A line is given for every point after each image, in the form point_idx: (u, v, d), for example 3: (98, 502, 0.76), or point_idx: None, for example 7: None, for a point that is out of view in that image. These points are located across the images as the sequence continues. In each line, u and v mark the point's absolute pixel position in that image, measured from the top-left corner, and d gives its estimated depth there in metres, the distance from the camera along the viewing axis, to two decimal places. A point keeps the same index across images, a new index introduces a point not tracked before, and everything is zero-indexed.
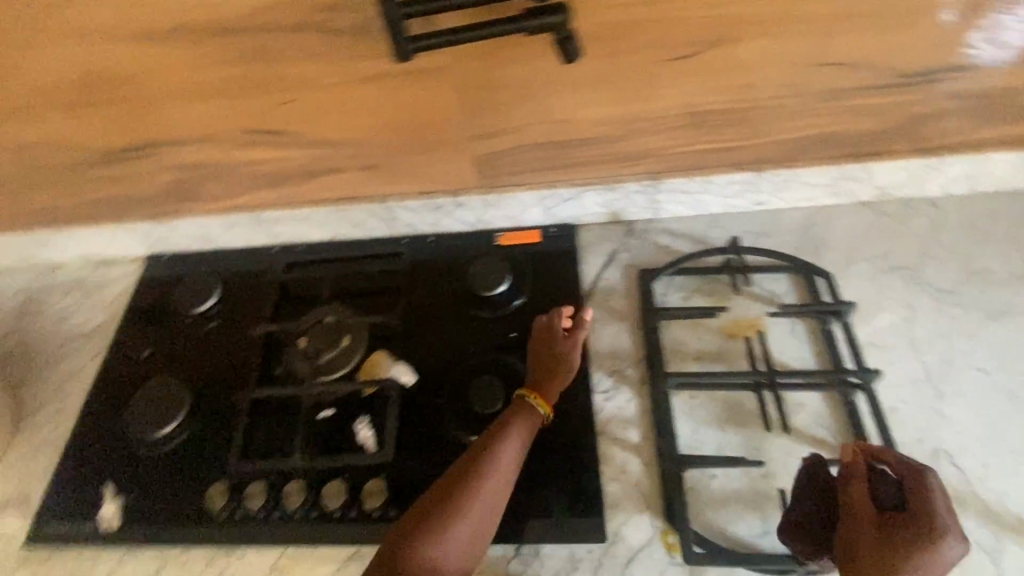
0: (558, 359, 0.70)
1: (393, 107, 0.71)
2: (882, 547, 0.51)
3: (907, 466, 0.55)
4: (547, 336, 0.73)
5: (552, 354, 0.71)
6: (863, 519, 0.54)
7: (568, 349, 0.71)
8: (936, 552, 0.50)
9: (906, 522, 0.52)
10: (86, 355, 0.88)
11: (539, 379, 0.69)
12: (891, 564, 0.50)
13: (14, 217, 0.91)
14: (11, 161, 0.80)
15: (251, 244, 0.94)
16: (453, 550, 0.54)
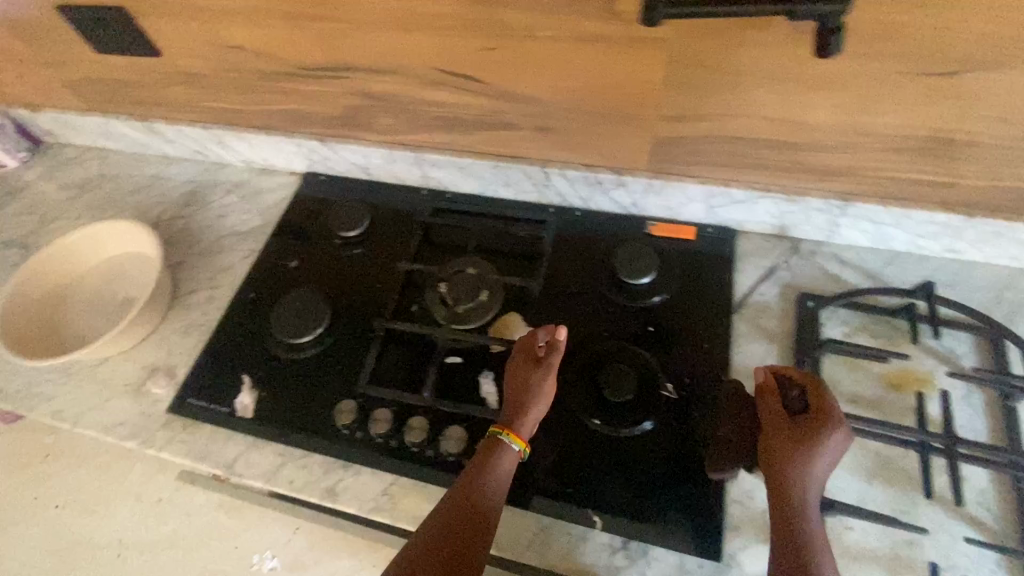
0: (531, 390, 0.68)
1: (594, 73, 0.68)
2: (796, 446, 0.59)
3: (809, 377, 0.63)
4: (521, 365, 0.70)
5: (524, 386, 0.68)
6: (778, 428, 0.61)
7: (540, 380, 0.68)
8: (835, 440, 0.59)
9: (809, 420, 0.60)
10: (238, 253, 0.94)
11: (512, 414, 0.67)
12: (801, 462, 0.58)
13: (198, 113, 0.97)
14: (210, 61, 0.84)
15: (404, 181, 0.96)
16: None
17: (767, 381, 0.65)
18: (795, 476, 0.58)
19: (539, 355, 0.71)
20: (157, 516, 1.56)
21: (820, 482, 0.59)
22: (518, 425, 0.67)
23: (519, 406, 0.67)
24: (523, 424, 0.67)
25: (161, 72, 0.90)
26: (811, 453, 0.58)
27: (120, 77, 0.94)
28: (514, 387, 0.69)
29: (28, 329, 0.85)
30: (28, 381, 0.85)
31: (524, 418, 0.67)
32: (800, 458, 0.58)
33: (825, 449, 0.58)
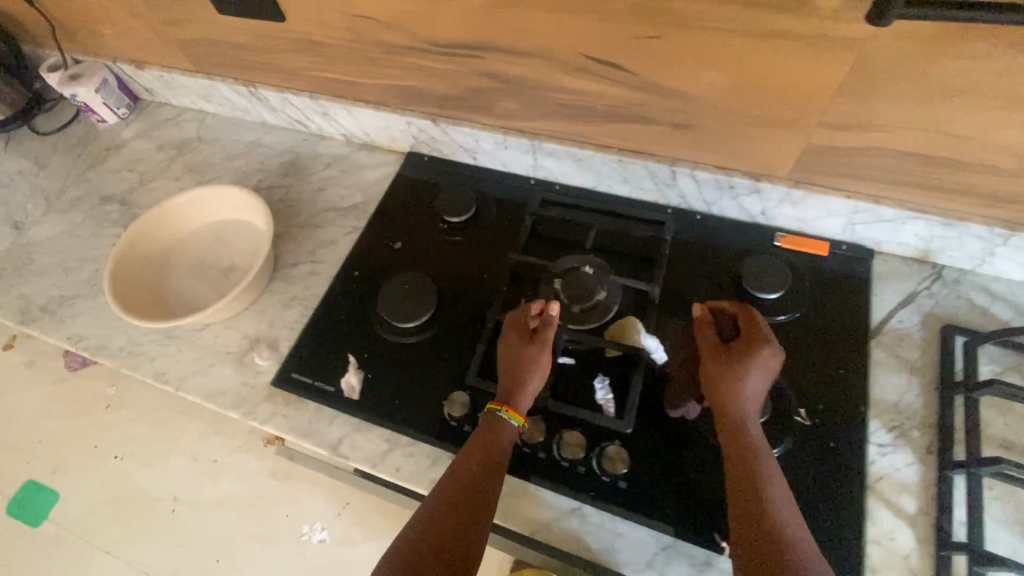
0: (528, 366, 0.68)
1: (761, 71, 0.63)
2: (730, 369, 0.61)
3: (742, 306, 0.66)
4: (513, 341, 0.71)
5: (520, 363, 0.68)
6: (711, 354, 0.64)
7: (536, 355, 0.68)
8: (761, 361, 0.61)
9: (737, 343, 0.63)
10: (340, 229, 0.93)
11: (510, 391, 0.67)
12: (731, 383, 0.61)
13: (308, 82, 0.95)
14: (336, 29, 0.82)
15: (511, 169, 0.92)
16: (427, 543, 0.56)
17: (702, 315, 0.68)
18: (725, 396, 0.61)
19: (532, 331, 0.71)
20: (211, 476, 1.58)
21: (755, 403, 0.61)
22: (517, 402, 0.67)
23: (518, 382, 0.67)
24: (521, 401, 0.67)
25: (281, 37, 0.87)
26: (740, 371, 0.61)
27: (236, 40, 0.92)
28: (511, 363, 0.69)
29: (136, 287, 0.85)
30: (131, 339, 0.85)
31: (521, 394, 0.67)
32: (731, 380, 0.61)
33: (753, 369, 0.61)
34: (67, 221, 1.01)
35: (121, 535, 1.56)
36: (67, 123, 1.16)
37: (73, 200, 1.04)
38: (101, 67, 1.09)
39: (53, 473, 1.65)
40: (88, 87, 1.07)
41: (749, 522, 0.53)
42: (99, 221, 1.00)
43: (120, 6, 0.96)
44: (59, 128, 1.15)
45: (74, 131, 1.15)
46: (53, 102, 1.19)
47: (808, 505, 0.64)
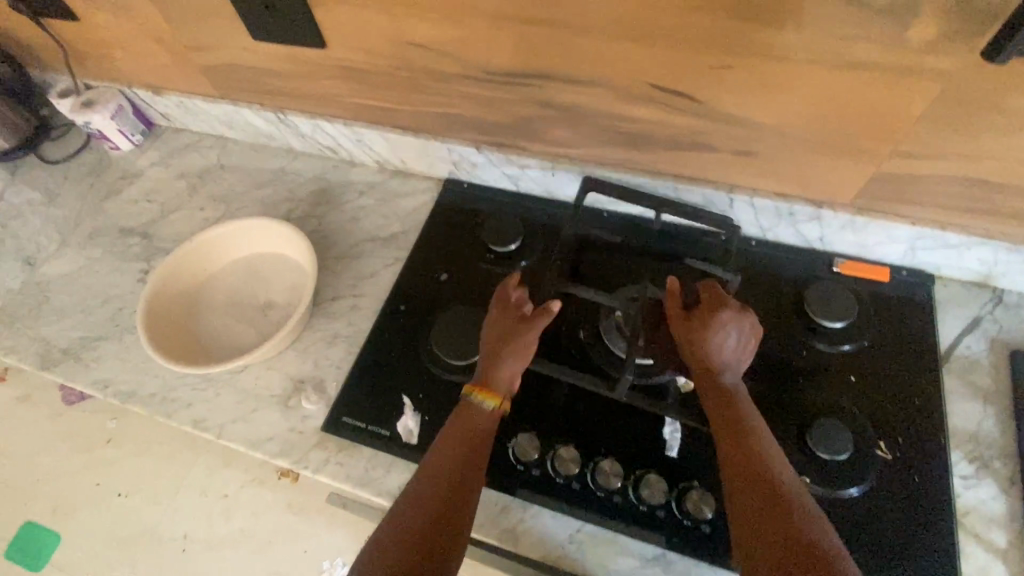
0: (500, 346, 0.66)
1: (835, 101, 0.62)
2: (695, 333, 0.62)
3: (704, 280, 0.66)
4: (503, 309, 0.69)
5: (497, 339, 0.67)
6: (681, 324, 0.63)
7: (507, 335, 0.66)
8: (728, 326, 0.61)
9: (697, 311, 0.63)
10: (379, 260, 0.89)
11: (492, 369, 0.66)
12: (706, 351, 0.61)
13: (342, 108, 0.92)
14: (380, 56, 0.79)
15: (556, 196, 0.89)
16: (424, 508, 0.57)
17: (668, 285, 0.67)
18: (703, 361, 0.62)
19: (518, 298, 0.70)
20: (224, 513, 1.51)
21: (734, 358, 0.62)
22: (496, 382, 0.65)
23: (492, 362, 0.66)
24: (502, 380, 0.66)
25: (319, 64, 0.84)
26: (704, 334, 0.61)
27: (268, 66, 0.88)
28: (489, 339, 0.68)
29: (171, 327, 0.81)
30: (164, 384, 0.80)
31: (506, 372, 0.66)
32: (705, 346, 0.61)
33: (723, 332, 0.61)
34: (84, 256, 0.96)
35: None
36: (77, 151, 1.10)
37: (90, 233, 0.99)
38: (115, 93, 1.04)
39: (53, 514, 1.57)
40: (102, 114, 1.02)
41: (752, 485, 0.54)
42: (119, 256, 0.95)
43: (141, 32, 0.92)
44: (68, 156, 1.10)
45: (85, 159, 1.09)
46: (61, 129, 1.13)
47: (896, 543, 0.63)
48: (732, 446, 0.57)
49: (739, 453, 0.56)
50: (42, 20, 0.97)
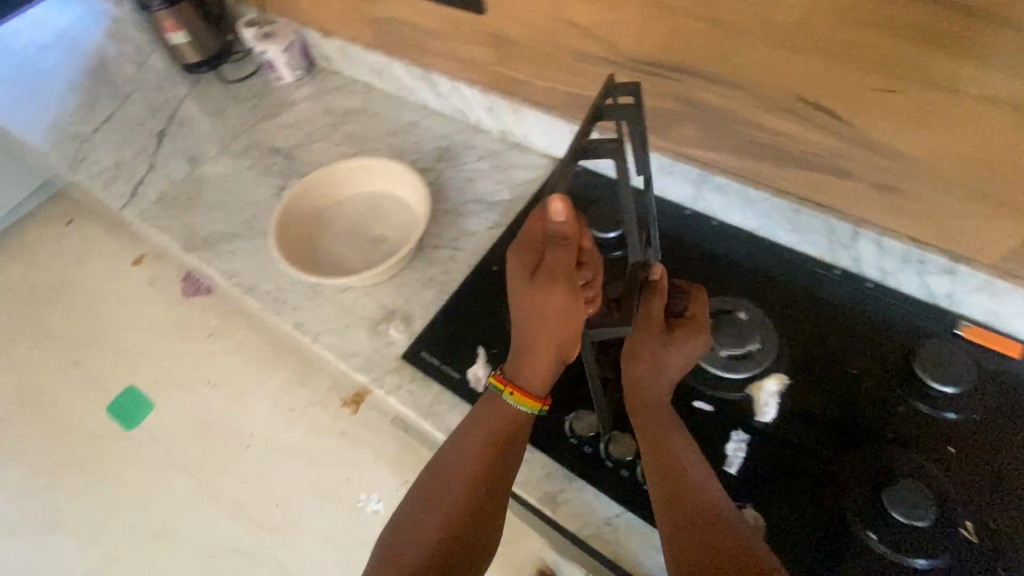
0: (539, 325, 0.62)
1: (1002, 146, 0.58)
2: (659, 346, 0.63)
3: (693, 291, 0.67)
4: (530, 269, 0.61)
5: (534, 316, 0.61)
6: (653, 329, 0.63)
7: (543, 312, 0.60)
8: (690, 349, 0.64)
9: (682, 324, 0.65)
10: (483, 221, 0.94)
11: (522, 362, 0.66)
12: (658, 364, 0.63)
13: (483, 75, 0.97)
14: (534, 29, 0.82)
15: (664, 196, 0.89)
16: (448, 485, 0.64)
17: (659, 280, 0.63)
18: (644, 367, 0.64)
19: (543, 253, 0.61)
20: (288, 424, 1.66)
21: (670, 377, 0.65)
22: (531, 366, 0.66)
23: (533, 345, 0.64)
24: (538, 366, 0.65)
25: (474, 29, 0.90)
26: (667, 352, 0.63)
27: (428, 24, 0.95)
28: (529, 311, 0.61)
29: (295, 238, 0.90)
30: (279, 286, 0.90)
31: (547, 357, 0.64)
32: (658, 361, 0.63)
33: (683, 354, 0.64)
34: (236, 164, 1.09)
35: (199, 457, 1.66)
36: (249, 76, 1.25)
37: (245, 146, 1.12)
38: (292, 31, 1.17)
39: (153, 384, 1.80)
40: (278, 47, 1.15)
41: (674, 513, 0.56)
42: (264, 171, 1.07)
43: None
44: (241, 78, 1.25)
45: (253, 83, 1.24)
46: (241, 54, 1.29)
47: None
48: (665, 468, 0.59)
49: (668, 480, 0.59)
50: None
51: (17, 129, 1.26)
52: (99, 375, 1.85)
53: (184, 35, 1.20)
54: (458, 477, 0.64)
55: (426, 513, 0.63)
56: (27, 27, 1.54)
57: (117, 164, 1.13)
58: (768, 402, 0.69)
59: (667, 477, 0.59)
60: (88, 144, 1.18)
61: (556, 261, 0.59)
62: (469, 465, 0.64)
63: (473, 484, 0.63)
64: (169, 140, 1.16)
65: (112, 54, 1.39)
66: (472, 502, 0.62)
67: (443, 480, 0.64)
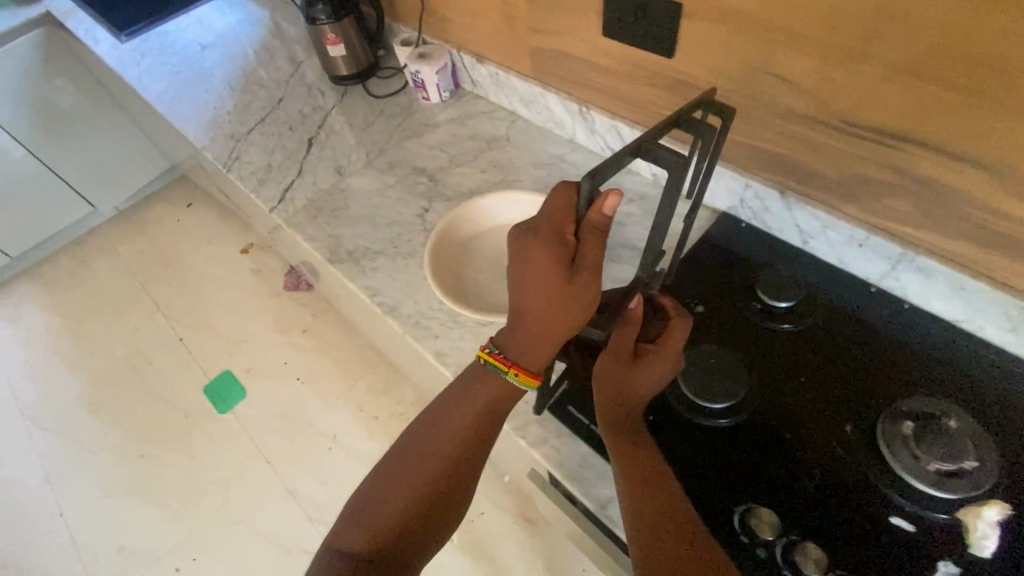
0: (536, 302, 0.61)
1: None
2: (624, 369, 0.66)
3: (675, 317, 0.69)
4: (556, 255, 0.59)
5: (534, 292, 0.61)
6: (622, 351, 0.66)
7: (547, 292, 0.60)
8: (654, 373, 0.66)
9: (651, 351, 0.67)
10: (635, 270, 0.88)
11: (522, 342, 0.64)
12: (623, 385, 0.66)
13: (648, 116, 0.92)
14: (728, 79, 0.77)
15: (847, 268, 0.81)
16: (435, 450, 0.66)
17: (634, 310, 0.67)
18: (607, 386, 0.66)
19: (570, 240, 0.59)
20: (371, 431, 1.68)
21: (637, 396, 0.66)
22: (533, 347, 0.64)
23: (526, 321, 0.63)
24: (539, 346, 0.64)
25: (652, 71, 0.85)
26: (632, 375, 0.66)
27: (599, 60, 0.92)
28: (531, 284, 0.61)
29: (442, 267, 0.88)
30: (421, 311, 0.88)
31: (549, 338, 0.63)
32: (622, 381, 0.66)
33: (648, 377, 0.66)
34: (380, 180, 1.10)
35: (284, 451, 1.70)
36: (395, 92, 1.27)
37: (390, 162, 1.13)
38: (446, 52, 1.17)
39: (248, 372, 1.86)
40: (433, 68, 1.15)
41: (645, 514, 0.57)
42: (408, 189, 1.07)
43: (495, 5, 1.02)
44: (388, 94, 1.27)
45: (399, 100, 1.26)
46: (387, 71, 1.32)
47: None
48: (635, 467, 0.61)
49: (637, 478, 0.60)
50: None
51: (177, 120, 1.33)
52: (201, 355, 1.93)
53: (342, 47, 1.23)
54: (444, 442, 0.66)
55: (412, 473, 0.65)
56: (191, 27, 1.65)
57: (268, 166, 1.17)
58: (987, 534, 0.59)
59: (638, 477, 0.60)
60: (242, 143, 1.23)
61: (582, 249, 0.58)
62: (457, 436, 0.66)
63: (460, 452, 0.66)
64: (317, 148, 1.19)
65: (269, 59, 1.47)
66: (456, 465, 0.66)
67: (429, 443, 0.67)
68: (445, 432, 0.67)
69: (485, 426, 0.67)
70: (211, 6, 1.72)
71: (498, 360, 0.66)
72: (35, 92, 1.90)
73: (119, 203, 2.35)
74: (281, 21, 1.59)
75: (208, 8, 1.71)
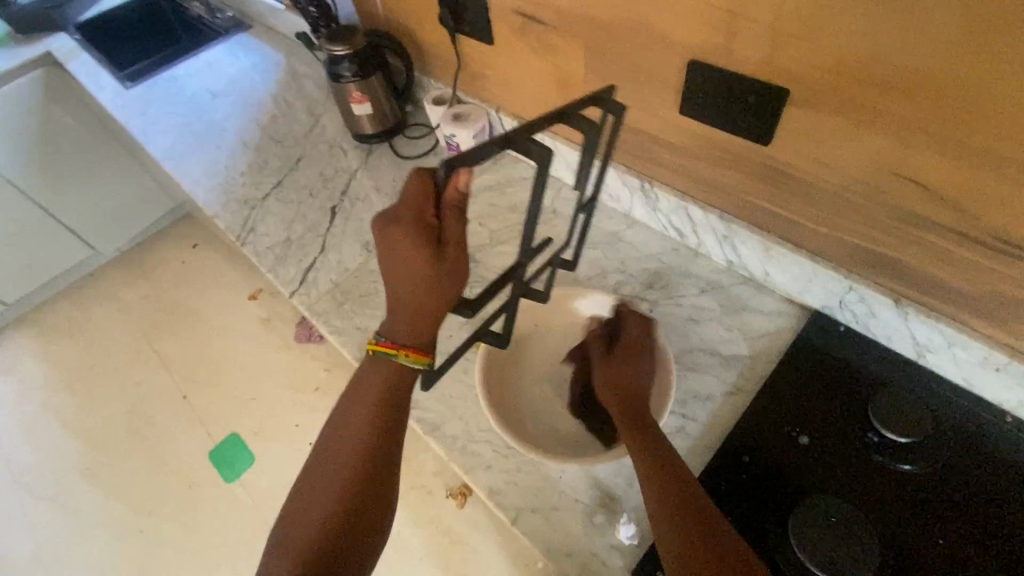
0: (408, 288, 0.63)
1: None
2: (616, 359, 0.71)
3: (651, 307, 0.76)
4: (419, 239, 0.61)
5: (402, 275, 0.63)
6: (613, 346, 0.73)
7: (417, 278, 0.62)
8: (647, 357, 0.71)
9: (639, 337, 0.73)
10: (718, 382, 0.76)
11: (405, 321, 0.65)
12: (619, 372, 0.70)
13: (729, 201, 0.80)
14: (839, 174, 0.65)
15: (977, 390, 0.69)
16: (345, 443, 0.64)
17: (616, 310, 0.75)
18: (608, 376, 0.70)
19: (432, 223, 0.61)
20: None
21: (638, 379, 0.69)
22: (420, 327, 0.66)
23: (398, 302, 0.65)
24: (419, 324, 0.65)
25: (742, 156, 0.73)
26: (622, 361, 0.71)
27: (668, 138, 0.80)
28: (401, 271, 0.63)
29: (497, 386, 0.75)
30: (468, 431, 0.75)
31: (425, 317, 0.65)
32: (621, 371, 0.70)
33: (640, 360, 0.70)
34: None
35: None
36: (426, 154, 1.17)
37: None
38: (484, 113, 1.06)
39: (256, 436, 1.73)
40: (470, 132, 1.04)
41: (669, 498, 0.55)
42: None
43: (544, 69, 0.91)
44: (418, 156, 1.17)
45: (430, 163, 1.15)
46: (415, 129, 1.21)
47: None
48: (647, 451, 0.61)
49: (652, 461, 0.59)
50: (457, 36, 1.01)
51: (186, 182, 1.21)
52: (206, 415, 1.81)
53: (368, 106, 1.13)
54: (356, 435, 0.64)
55: (327, 473, 0.63)
56: (200, 70, 1.54)
57: (287, 240, 1.05)
58: None
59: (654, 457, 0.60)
60: (257, 211, 1.12)
61: (447, 233, 0.62)
62: (361, 433, 0.64)
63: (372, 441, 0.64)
64: (341, 218, 1.07)
65: (285, 110, 1.36)
66: (369, 454, 0.63)
67: (342, 441, 0.65)
68: (355, 423, 0.65)
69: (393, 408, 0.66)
70: (221, 48, 1.61)
71: (388, 346, 0.66)
72: (34, 134, 1.80)
73: (122, 245, 2.24)
74: (298, 66, 1.48)
75: (218, 50, 1.61)
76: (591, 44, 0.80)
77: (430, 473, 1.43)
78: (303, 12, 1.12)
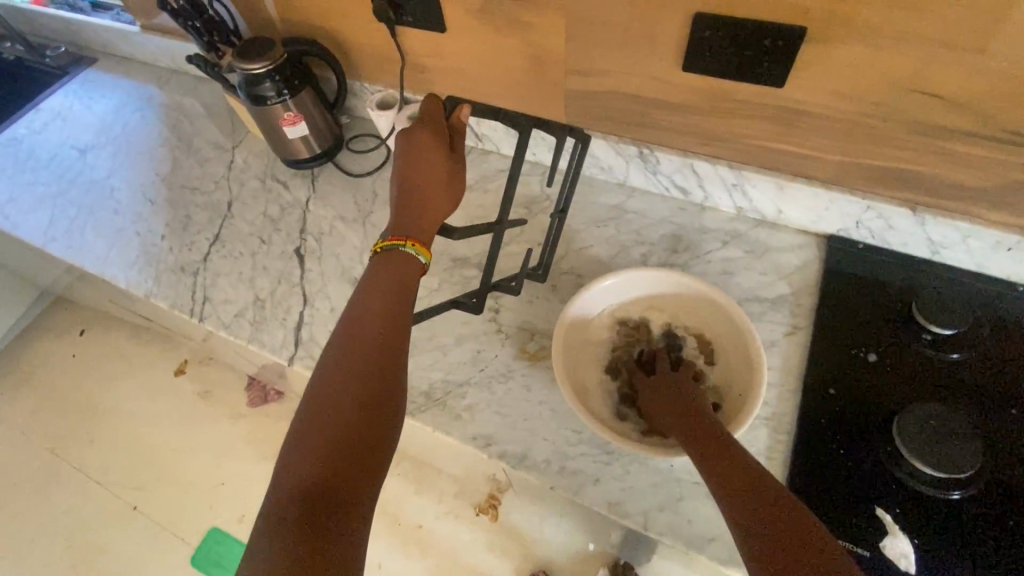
0: (422, 178, 0.75)
1: None
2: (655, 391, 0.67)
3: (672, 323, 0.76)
4: (439, 141, 0.77)
5: (416, 166, 0.75)
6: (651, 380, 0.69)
7: (431, 166, 0.76)
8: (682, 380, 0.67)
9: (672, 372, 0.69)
10: (773, 326, 0.78)
11: (410, 215, 0.73)
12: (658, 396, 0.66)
13: (737, 149, 0.80)
14: (856, 101, 0.67)
15: (988, 271, 0.76)
16: (345, 358, 0.60)
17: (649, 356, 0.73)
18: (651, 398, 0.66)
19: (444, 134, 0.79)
20: None
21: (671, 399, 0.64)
22: (416, 222, 0.72)
23: (411, 194, 0.74)
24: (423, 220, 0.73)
25: (754, 103, 0.73)
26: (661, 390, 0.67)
27: (667, 98, 0.78)
28: (416, 161, 0.76)
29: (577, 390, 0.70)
30: (560, 450, 0.70)
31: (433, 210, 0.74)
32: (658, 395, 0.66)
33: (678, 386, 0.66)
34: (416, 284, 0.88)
35: None
36: (382, 166, 1.04)
37: None
38: None
39: (240, 521, 1.52)
40: None
41: (726, 470, 0.53)
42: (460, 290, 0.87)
43: (512, 48, 0.83)
44: (373, 170, 1.04)
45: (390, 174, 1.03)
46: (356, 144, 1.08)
47: None
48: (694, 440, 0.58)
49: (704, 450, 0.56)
50: (396, 28, 0.90)
51: (92, 263, 0.98)
52: (169, 518, 1.55)
53: (303, 125, 0.97)
54: (359, 348, 0.61)
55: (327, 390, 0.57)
56: (50, 122, 1.25)
57: (258, 301, 0.90)
58: None
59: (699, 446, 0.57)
60: (206, 275, 0.94)
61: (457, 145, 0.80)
62: (364, 349, 0.60)
63: (377, 352, 0.60)
64: (313, 259, 0.93)
65: (186, 149, 1.14)
66: (375, 362, 0.60)
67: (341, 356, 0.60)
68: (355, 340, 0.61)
69: (393, 318, 0.64)
70: (67, 92, 1.31)
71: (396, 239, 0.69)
72: None
73: None
74: (179, 96, 1.25)
75: (64, 94, 1.31)
76: (573, 13, 0.74)
77: (453, 496, 1.35)
78: (187, 30, 0.92)
